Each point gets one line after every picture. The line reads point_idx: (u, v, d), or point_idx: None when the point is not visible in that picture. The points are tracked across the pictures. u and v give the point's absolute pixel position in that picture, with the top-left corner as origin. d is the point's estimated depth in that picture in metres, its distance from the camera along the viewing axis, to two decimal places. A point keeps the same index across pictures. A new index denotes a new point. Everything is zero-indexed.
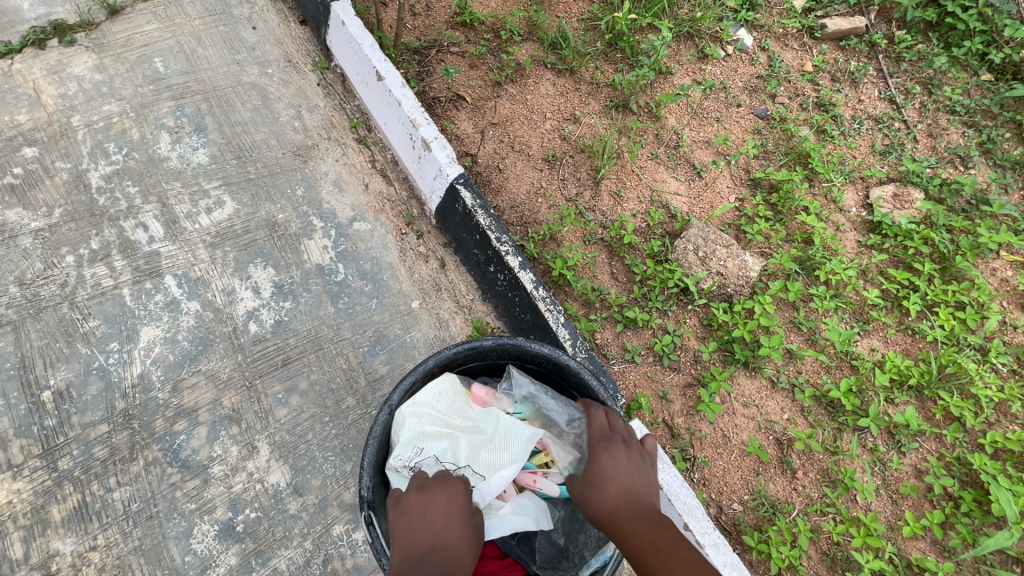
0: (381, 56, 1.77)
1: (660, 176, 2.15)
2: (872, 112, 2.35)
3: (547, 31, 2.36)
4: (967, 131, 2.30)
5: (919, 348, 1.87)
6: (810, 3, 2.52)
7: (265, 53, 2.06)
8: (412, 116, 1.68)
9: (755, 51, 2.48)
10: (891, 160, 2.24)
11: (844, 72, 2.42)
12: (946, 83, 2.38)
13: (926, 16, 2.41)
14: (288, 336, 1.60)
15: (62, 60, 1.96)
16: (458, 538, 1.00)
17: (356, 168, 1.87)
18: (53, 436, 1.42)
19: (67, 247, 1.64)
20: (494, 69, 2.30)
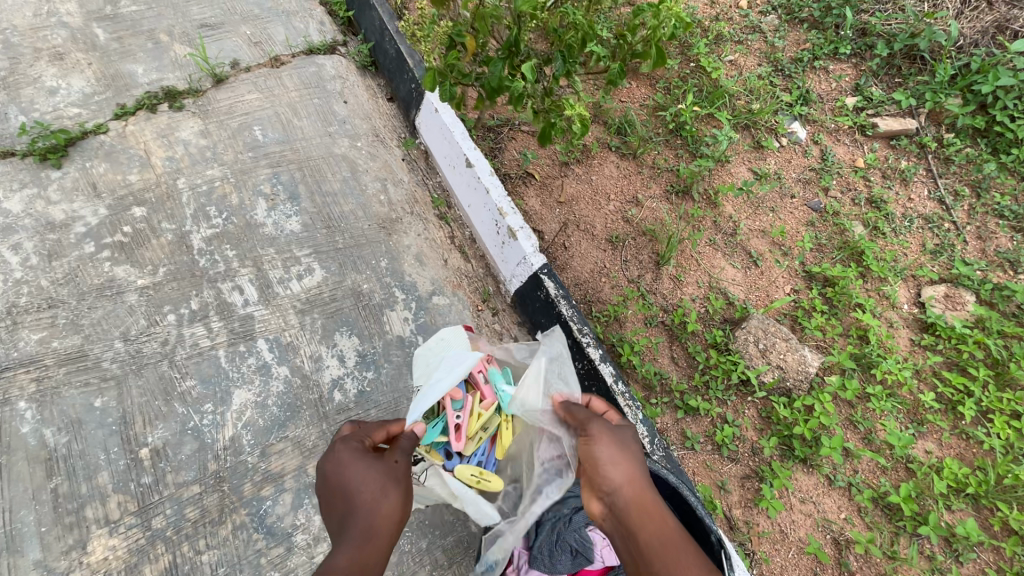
0: (471, 144, 1.91)
1: (718, 263, 2.24)
2: (922, 211, 2.44)
3: (612, 116, 2.51)
4: (1015, 236, 2.38)
5: (975, 455, 1.89)
6: (862, 102, 2.66)
7: (355, 127, 2.21)
8: (499, 205, 1.79)
9: (808, 144, 2.60)
10: (942, 260, 2.31)
11: (894, 170, 2.53)
12: (995, 188, 2.48)
13: (975, 123, 2.53)
14: (370, 407, 1.68)
15: (171, 123, 2.12)
16: (388, 489, 1.06)
17: (437, 243, 1.98)
18: (148, 494, 1.48)
19: (169, 306, 1.75)
20: (562, 150, 2.43)
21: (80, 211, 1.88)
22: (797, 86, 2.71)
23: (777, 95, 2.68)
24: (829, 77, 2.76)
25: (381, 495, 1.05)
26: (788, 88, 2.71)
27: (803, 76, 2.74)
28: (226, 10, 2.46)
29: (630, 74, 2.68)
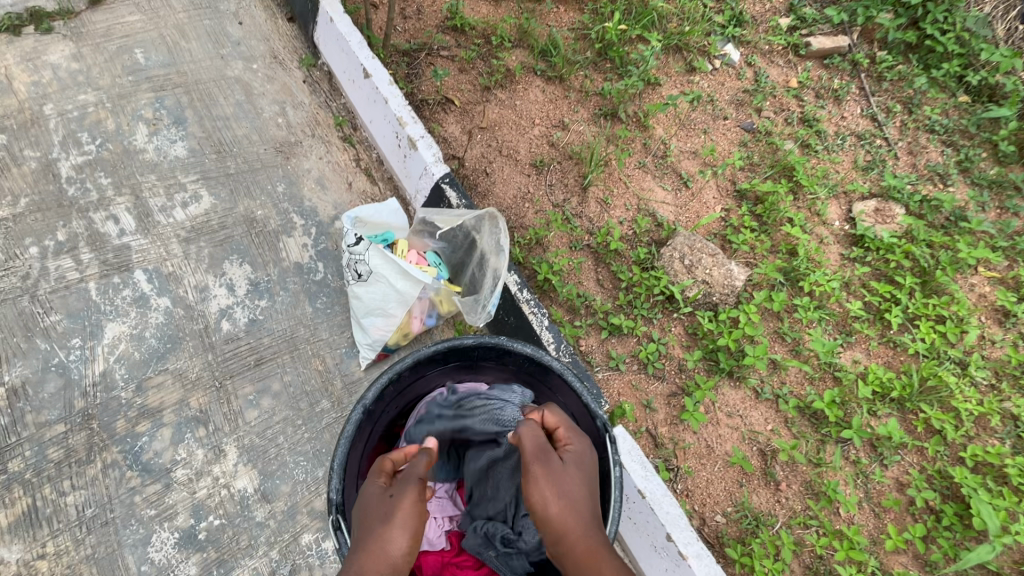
0: (369, 53, 1.76)
1: (647, 185, 2.15)
2: (855, 129, 2.39)
3: (537, 38, 2.36)
4: (946, 150, 2.35)
5: (902, 361, 1.87)
6: (795, 22, 2.57)
7: (251, 49, 2.02)
8: (399, 114, 1.66)
9: (742, 67, 2.51)
10: (874, 176, 2.27)
11: (828, 89, 2.46)
12: (926, 103, 2.44)
13: (907, 37, 2.47)
14: (262, 336, 1.54)
15: (37, 47, 1.90)
16: (377, 529, 0.87)
17: (340, 166, 1.83)
18: (5, 435, 1.34)
19: (31, 238, 1.57)
20: (484, 74, 2.29)
21: None
22: (730, 6, 2.61)
23: (711, 16, 2.57)
24: None
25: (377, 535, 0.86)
26: (722, 9, 2.60)
27: None
28: None
29: None
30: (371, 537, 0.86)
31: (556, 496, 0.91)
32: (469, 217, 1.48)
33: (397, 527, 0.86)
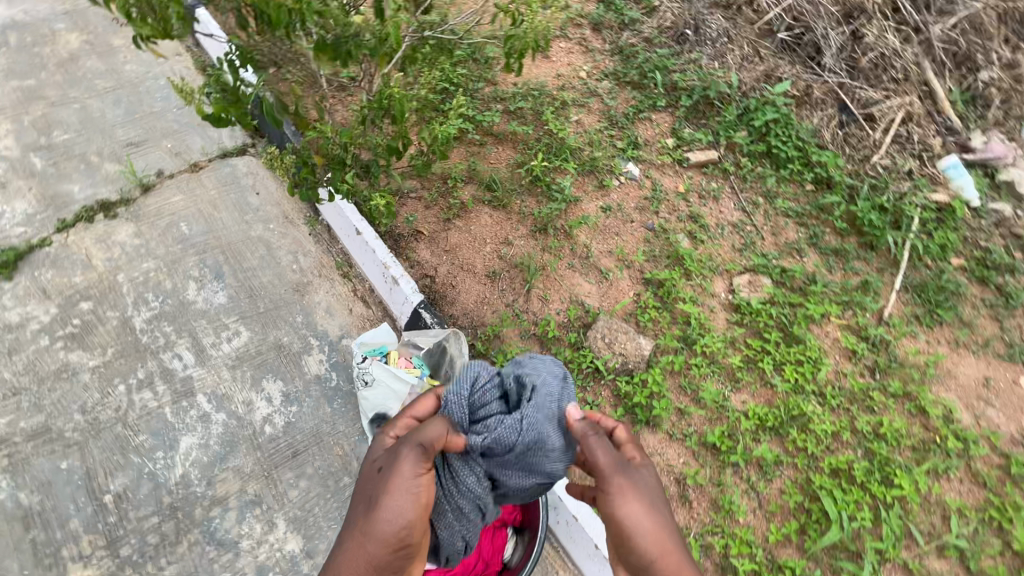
0: (359, 217, 2.45)
1: (575, 281, 2.83)
2: (731, 219, 3.14)
3: (482, 177, 3.11)
4: (800, 229, 3.11)
5: (776, 398, 2.50)
6: (677, 142, 3.40)
7: (267, 212, 2.69)
8: (384, 260, 2.33)
9: (642, 179, 3.29)
10: (747, 255, 3.00)
11: (707, 190, 3.24)
12: (780, 194, 3.22)
13: (759, 148, 3.31)
14: (296, 433, 2.09)
15: (108, 230, 2.54)
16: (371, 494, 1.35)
17: (342, 297, 2.45)
18: (115, 529, 1.84)
19: (119, 378, 2.13)
20: (444, 208, 3.00)
21: (33, 312, 2.26)
22: (628, 134, 3.44)
23: (614, 144, 3.40)
24: (651, 125, 3.51)
25: (387, 504, 1.31)
26: (622, 137, 3.43)
27: (632, 126, 3.48)
28: (148, 129, 2.95)
29: (496, 141, 3.36)
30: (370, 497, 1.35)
31: (638, 503, 1.36)
32: (440, 334, 2.14)
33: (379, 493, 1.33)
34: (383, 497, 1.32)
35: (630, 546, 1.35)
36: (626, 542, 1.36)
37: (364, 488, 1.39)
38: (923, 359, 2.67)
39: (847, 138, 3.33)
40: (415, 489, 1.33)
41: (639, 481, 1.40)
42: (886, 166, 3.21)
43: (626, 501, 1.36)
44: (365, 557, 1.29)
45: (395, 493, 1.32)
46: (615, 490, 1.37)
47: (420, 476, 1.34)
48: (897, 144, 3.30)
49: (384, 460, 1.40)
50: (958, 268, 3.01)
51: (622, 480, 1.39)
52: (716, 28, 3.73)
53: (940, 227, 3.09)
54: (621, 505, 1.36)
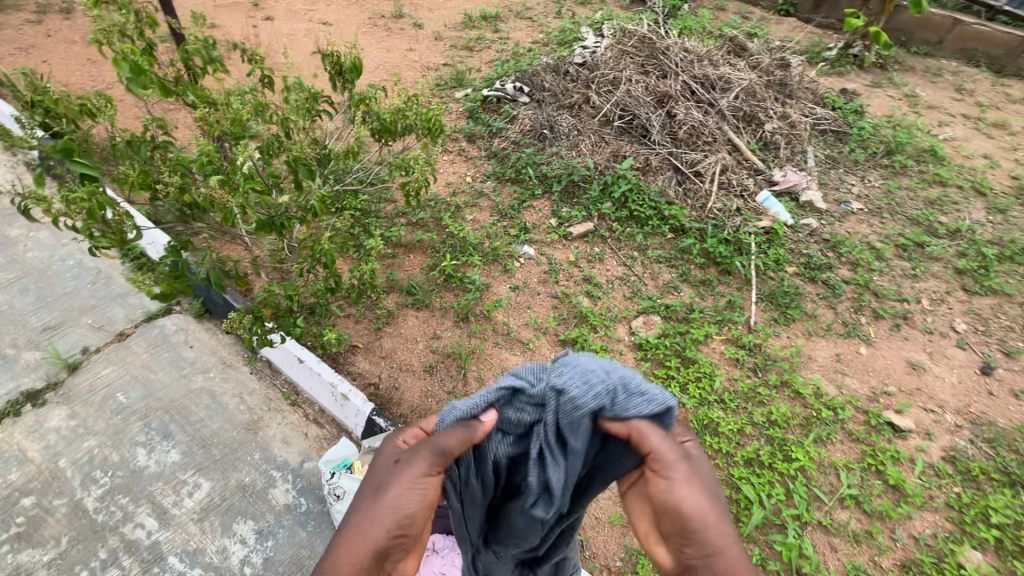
0: (299, 348, 2.70)
1: (503, 357, 3.23)
2: (617, 274, 3.76)
3: (402, 285, 3.50)
4: (672, 269, 3.78)
5: (688, 413, 2.98)
6: (559, 220, 4.04)
7: (205, 362, 2.82)
8: (331, 381, 2.57)
9: (538, 256, 3.85)
10: (637, 300, 3.58)
11: (593, 254, 3.86)
12: (650, 245, 3.91)
13: (624, 213, 4.04)
14: (276, 566, 2.19)
15: (39, 418, 2.55)
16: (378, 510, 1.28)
17: (295, 424, 2.61)
18: None
19: (80, 564, 2.15)
20: (373, 319, 3.32)
21: None
22: (517, 223, 4.04)
23: (508, 233, 3.98)
24: (535, 210, 4.15)
25: (393, 496, 1.29)
26: (513, 226, 4.02)
27: (520, 215, 4.10)
28: (64, 309, 3.02)
29: (406, 251, 3.79)
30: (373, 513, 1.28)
31: (699, 492, 1.27)
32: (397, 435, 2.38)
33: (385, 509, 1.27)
34: (392, 489, 1.29)
35: (689, 540, 1.24)
36: (684, 535, 1.24)
37: (369, 492, 1.31)
38: (787, 351, 3.33)
39: (686, 191, 4.17)
40: (424, 488, 1.31)
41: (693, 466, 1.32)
42: (720, 208, 4.06)
43: (687, 487, 1.27)
44: (358, 554, 1.24)
45: (405, 487, 1.30)
46: (676, 478, 1.27)
47: (432, 480, 1.31)
48: (723, 189, 4.19)
49: (404, 454, 1.35)
50: (793, 274, 3.81)
51: (682, 468, 1.29)
52: (566, 126, 4.58)
53: (771, 246, 3.92)
54: (681, 492, 1.26)
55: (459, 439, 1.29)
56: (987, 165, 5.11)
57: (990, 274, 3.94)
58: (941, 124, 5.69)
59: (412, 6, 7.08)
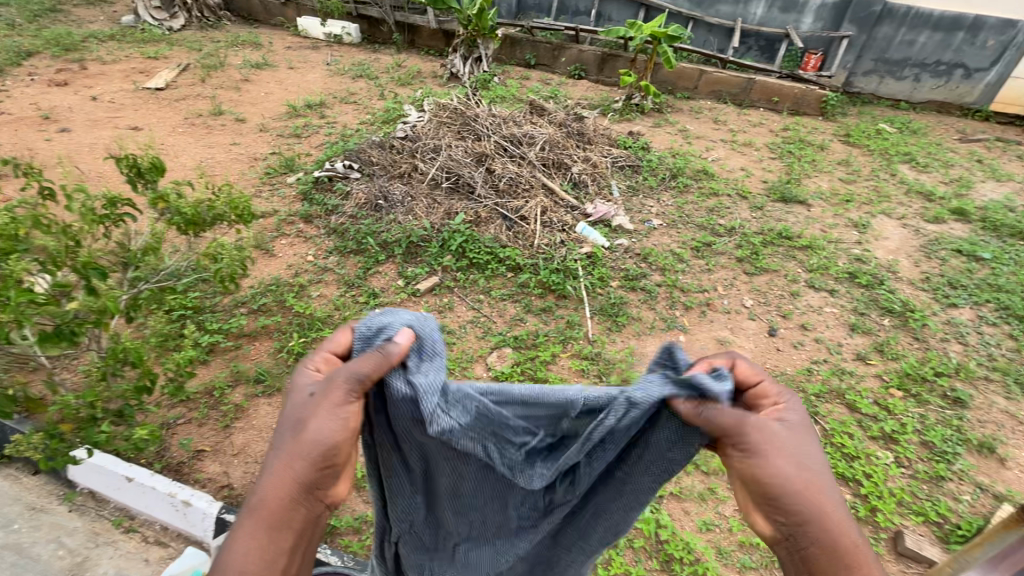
0: (126, 464, 2.46)
1: None
2: (468, 318, 4.01)
3: (249, 374, 3.37)
4: (516, 303, 4.14)
5: None
6: (406, 280, 4.23)
7: (4, 514, 2.43)
8: (168, 490, 2.37)
9: None
10: (488, 338, 3.85)
11: (442, 305, 4.09)
12: (493, 286, 4.26)
13: (464, 261, 4.38)
14: None
15: None
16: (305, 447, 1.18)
17: (132, 552, 2.34)
18: None
19: None
20: (220, 417, 3.15)
21: None
22: (365, 289, 4.15)
23: (357, 301, 4.06)
24: (381, 275, 4.30)
25: (315, 429, 1.18)
26: (361, 293, 4.12)
27: (367, 282, 4.22)
28: None
29: (250, 339, 3.67)
30: (303, 452, 1.18)
31: (790, 460, 1.12)
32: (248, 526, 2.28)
33: (310, 446, 1.18)
34: (314, 424, 1.18)
35: (788, 511, 1.10)
36: (779, 504, 1.11)
37: (297, 421, 1.20)
38: (623, 353, 3.81)
39: (517, 234, 4.64)
40: (346, 417, 1.18)
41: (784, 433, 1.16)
42: (547, 243, 4.59)
43: (774, 457, 1.12)
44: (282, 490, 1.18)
45: (324, 420, 1.18)
46: (763, 448, 1.12)
47: (349, 411, 1.18)
48: (547, 227, 4.75)
49: (319, 387, 1.22)
50: (617, 287, 4.39)
51: (771, 439, 1.14)
52: (399, 194, 4.88)
53: (595, 267, 4.51)
54: (772, 462, 1.11)
55: (372, 367, 1.17)
56: (744, 175, 6.45)
57: (760, 257, 4.92)
58: (708, 149, 7.07)
59: (232, 102, 7.10)
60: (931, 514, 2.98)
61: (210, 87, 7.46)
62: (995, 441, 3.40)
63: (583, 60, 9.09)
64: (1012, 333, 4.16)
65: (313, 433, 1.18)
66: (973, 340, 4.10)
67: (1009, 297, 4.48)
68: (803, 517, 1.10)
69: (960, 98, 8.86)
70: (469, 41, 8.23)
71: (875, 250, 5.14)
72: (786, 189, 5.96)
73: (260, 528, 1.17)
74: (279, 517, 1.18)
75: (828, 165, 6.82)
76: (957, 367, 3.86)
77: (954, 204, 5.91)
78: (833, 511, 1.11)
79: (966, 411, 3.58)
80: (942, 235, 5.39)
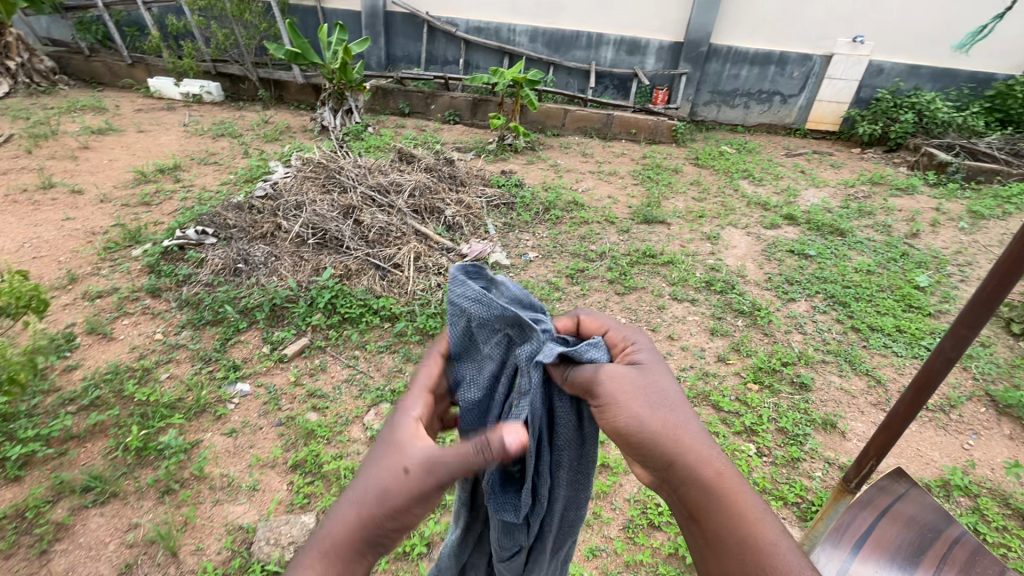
0: None
1: (226, 511, 2.89)
2: (342, 377, 3.80)
3: (73, 483, 2.90)
4: (395, 354, 4.00)
5: None
6: (271, 345, 3.95)
7: None
8: None
9: (254, 389, 3.66)
10: (365, 396, 3.65)
11: (313, 367, 3.85)
12: (369, 340, 4.09)
13: (336, 317, 4.18)
14: None
15: None
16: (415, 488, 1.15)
17: None
18: None
19: None
20: (34, 543, 2.66)
21: None
22: (224, 362, 3.80)
23: (214, 376, 3.70)
24: (243, 344, 3.97)
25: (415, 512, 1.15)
26: (219, 366, 3.76)
27: (226, 353, 3.87)
28: None
29: (79, 440, 3.19)
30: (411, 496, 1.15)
31: (638, 407, 1.25)
32: None
33: (424, 492, 1.16)
34: (411, 503, 1.15)
35: (649, 459, 1.24)
36: (643, 453, 1.25)
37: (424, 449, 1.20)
38: None
39: (391, 282, 4.55)
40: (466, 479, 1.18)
41: (637, 386, 1.28)
42: (424, 288, 4.54)
43: (624, 410, 1.25)
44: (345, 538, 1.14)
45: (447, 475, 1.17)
46: (614, 400, 1.25)
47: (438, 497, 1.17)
48: (422, 272, 4.72)
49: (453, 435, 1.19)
50: None
51: (623, 393, 1.26)
52: (261, 255, 4.61)
53: None
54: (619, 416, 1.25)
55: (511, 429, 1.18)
56: (611, 202, 6.93)
57: (629, 277, 5.25)
58: (577, 181, 7.53)
59: (67, 173, 6.39)
60: (790, 496, 3.22)
61: (39, 158, 6.68)
62: (835, 417, 3.81)
63: (455, 106, 9.41)
64: (838, 318, 4.76)
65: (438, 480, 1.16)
66: (810, 329, 4.63)
67: (833, 287, 5.16)
68: (663, 462, 1.23)
69: (782, 120, 10.34)
70: (337, 94, 8.19)
71: (726, 259, 5.70)
72: (647, 212, 6.49)
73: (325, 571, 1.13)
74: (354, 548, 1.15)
75: (682, 186, 7.55)
76: (799, 355, 4.32)
77: (784, 211, 6.77)
78: (689, 453, 1.23)
79: (810, 393, 3.99)
80: (778, 238, 6.13)
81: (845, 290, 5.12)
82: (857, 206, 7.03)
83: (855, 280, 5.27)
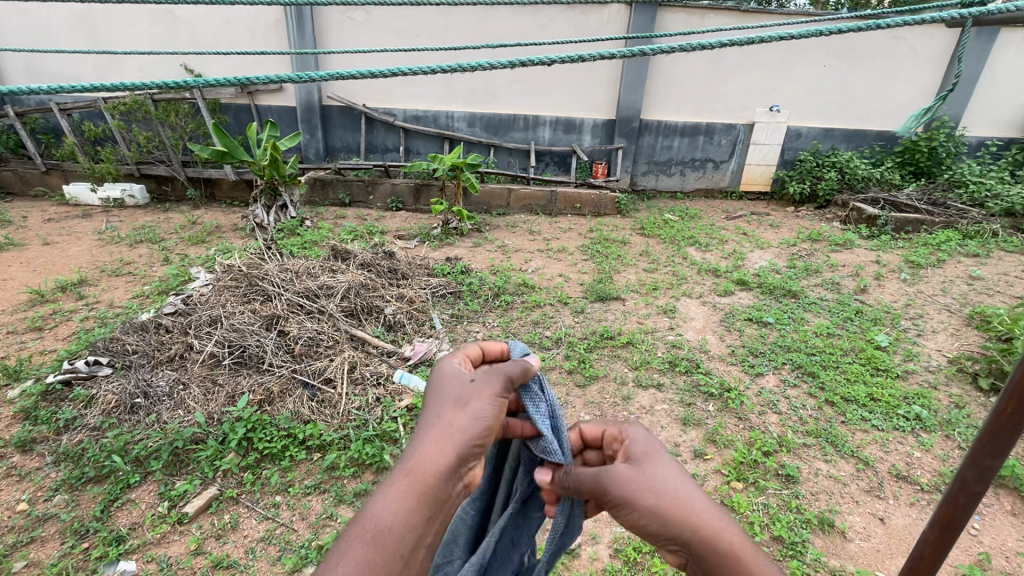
0: None
1: None
2: (258, 535, 3.07)
3: None
4: (324, 496, 3.31)
5: None
6: (170, 502, 3.23)
7: None
8: None
9: (142, 567, 2.87)
10: (284, 559, 2.93)
11: (222, 526, 3.12)
12: (293, 481, 3.41)
13: (252, 455, 3.54)
14: None
15: None
16: (458, 413, 1.45)
17: None
18: None
19: None
20: None
21: None
22: (105, 533, 3.01)
23: (89, 556, 2.89)
24: (132, 506, 3.21)
25: (471, 412, 1.46)
26: (97, 541, 2.97)
27: (108, 522, 3.09)
28: None
29: None
30: (454, 420, 1.44)
31: (652, 483, 1.33)
32: None
33: (470, 412, 1.45)
34: (470, 416, 1.45)
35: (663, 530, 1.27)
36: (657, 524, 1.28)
37: (449, 389, 1.51)
38: None
39: (321, 404, 3.98)
40: (494, 407, 1.49)
41: (658, 453, 1.43)
42: (359, 406, 3.99)
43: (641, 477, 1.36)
44: (431, 456, 1.36)
45: (480, 404, 1.48)
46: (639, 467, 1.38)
47: (501, 400, 1.50)
48: (356, 386, 4.18)
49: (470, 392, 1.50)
50: None
51: (643, 458, 1.41)
52: (164, 384, 3.98)
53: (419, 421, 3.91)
54: (627, 501, 1.32)
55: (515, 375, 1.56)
56: (562, 281, 6.69)
57: (589, 364, 4.84)
58: (526, 261, 7.31)
59: None
60: None
61: None
62: (831, 514, 3.38)
63: (397, 193, 9.28)
64: (810, 392, 4.49)
65: (470, 408, 1.47)
66: (785, 407, 4.31)
67: (798, 356, 4.95)
68: (675, 536, 1.26)
69: (717, 185, 10.74)
70: (269, 190, 7.80)
71: (685, 333, 5.45)
72: (599, 290, 6.27)
73: (407, 493, 1.30)
74: (428, 478, 1.33)
75: (632, 258, 7.45)
76: (780, 441, 3.95)
77: (735, 276, 6.72)
78: (693, 511, 1.28)
79: (800, 487, 3.57)
80: (733, 306, 5.98)
81: (811, 359, 4.91)
82: (803, 266, 7.09)
83: (818, 347, 5.09)
